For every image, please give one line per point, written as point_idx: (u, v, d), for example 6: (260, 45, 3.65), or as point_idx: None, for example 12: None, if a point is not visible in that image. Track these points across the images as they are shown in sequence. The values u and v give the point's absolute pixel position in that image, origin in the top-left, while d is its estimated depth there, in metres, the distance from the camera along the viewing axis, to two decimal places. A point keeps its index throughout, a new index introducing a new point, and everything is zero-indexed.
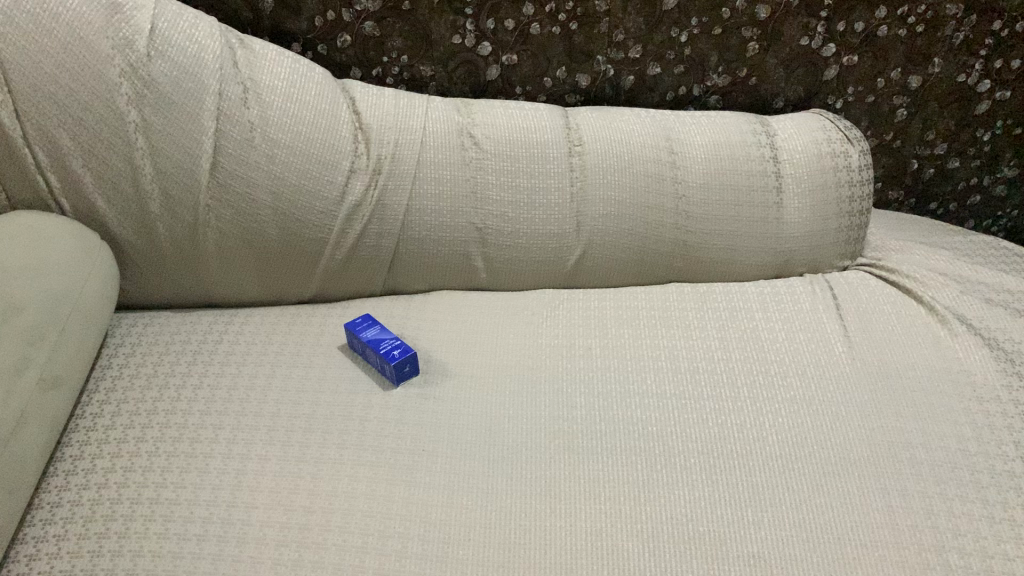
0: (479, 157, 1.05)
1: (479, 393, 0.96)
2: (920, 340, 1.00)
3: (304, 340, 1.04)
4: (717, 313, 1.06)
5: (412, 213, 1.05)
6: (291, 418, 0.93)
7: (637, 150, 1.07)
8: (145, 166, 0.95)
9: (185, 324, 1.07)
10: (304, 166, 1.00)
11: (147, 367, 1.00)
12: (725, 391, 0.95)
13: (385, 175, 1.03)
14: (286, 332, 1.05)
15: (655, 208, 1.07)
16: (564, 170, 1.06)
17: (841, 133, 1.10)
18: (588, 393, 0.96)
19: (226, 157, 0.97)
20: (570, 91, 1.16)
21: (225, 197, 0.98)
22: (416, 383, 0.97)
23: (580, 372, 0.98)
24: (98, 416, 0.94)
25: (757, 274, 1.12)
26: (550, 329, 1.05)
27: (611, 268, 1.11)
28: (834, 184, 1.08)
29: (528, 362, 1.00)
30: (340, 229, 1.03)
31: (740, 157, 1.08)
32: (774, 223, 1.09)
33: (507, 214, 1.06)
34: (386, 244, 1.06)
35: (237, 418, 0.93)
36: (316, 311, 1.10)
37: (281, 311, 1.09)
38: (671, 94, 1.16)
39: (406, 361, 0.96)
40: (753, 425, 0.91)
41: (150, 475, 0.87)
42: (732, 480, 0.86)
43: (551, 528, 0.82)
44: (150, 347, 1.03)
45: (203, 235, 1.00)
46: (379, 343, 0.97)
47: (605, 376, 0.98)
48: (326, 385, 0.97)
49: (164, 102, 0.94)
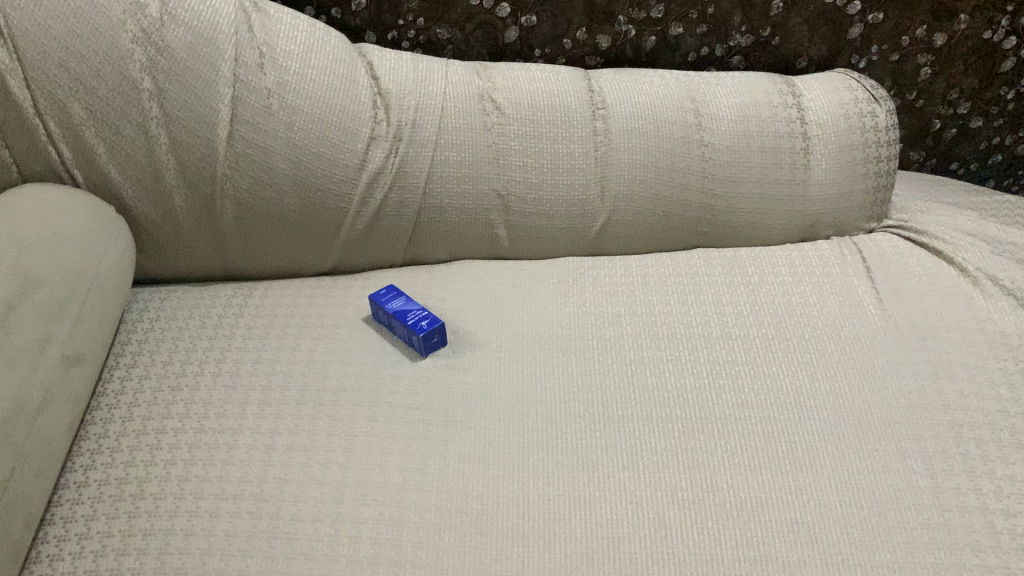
0: (501, 122, 1.03)
1: (509, 362, 0.94)
2: (953, 301, 0.98)
3: (325, 312, 1.02)
4: (746, 277, 1.04)
5: (434, 180, 1.02)
6: (320, 392, 0.91)
7: (662, 114, 1.05)
8: (161, 134, 0.94)
9: (204, 297, 1.04)
10: (323, 133, 0.97)
11: (167, 342, 0.97)
12: (760, 356, 0.93)
13: (406, 142, 1.00)
14: (308, 304, 1.03)
15: (682, 172, 1.05)
16: (588, 134, 1.04)
17: (868, 93, 1.08)
18: (620, 361, 0.94)
19: (243, 125, 0.95)
20: (590, 53, 1.13)
21: (244, 166, 0.96)
22: (445, 354, 0.95)
23: (611, 340, 0.96)
24: (120, 393, 0.91)
25: (784, 237, 1.10)
26: (577, 297, 1.02)
27: (635, 234, 1.08)
28: (861, 144, 1.07)
29: (557, 330, 0.98)
30: (361, 198, 1.01)
31: (766, 118, 1.06)
32: (800, 185, 1.07)
33: (531, 179, 1.04)
34: (407, 213, 1.03)
35: (263, 393, 0.91)
36: (336, 282, 1.07)
37: (301, 283, 1.07)
38: (693, 54, 1.14)
39: (435, 331, 0.94)
40: (790, 391, 0.90)
41: (177, 451, 0.85)
42: (772, 446, 0.85)
43: (590, 498, 0.80)
44: (170, 321, 1.00)
45: (221, 205, 0.98)
46: (405, 314, 0.95)
47: (636, 344, 0.96)
48: (352, 358, 0.95)
49: (178, 69, 0.91)
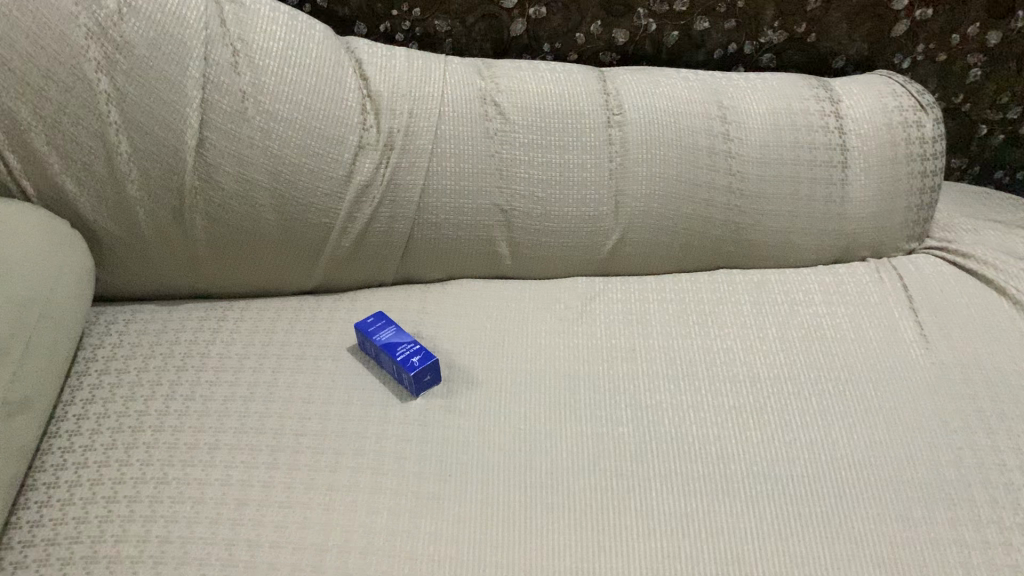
0: (505, 129, 0.92)
1: (510, 404, 0.84)
2: (1005, 339, 0.88)
3: (307, 339, 0.92)
4: (775, 306, 0.93)
5: (429, 193, 0.91)
6: (298, 436, 0.82)
7: (685, 121, 0.94)
8: (121, 142, 0.83)
9: (172, 319, 0.94)
10: (305, 142, 0.87)
11: (130, 373, 0.87)
12: (791, 402, 0.84)
13: (398, 152, 0.89)
14: (288, 329, 0.93)
15: (705, 186, 0.95)
16: (602, 143, 0.94)
17: (914, 100, 0.97)
18: (635, 405, 0.84)
19: (215, 132, 0.84)
20: (605, 49, 1.02)
21: (215, 178, 0.86)
22: (439, 393, 0.85)
23: (626, 379, 0.86)
24: (75, 435, 0.81)
25: (815, 259, 1.00)
26: (588, 326, 0.92)
27: (652, 254, 0.98)
28: (904, 158, 0.96)
29: (564, 366, 0.87)
30: (348, 213, 0.90)
31: (801, 127, 0.95)
32: (837, 203, 0.96)
33: (537, 193, 0.93)
34: (399, 229, 0.92)
35: (235, 436, 0.82)
36: (319, 303, 0.96)
37: (281, 303, 0.96)
38: (720, 52, 1.02)
39: (428, 369, 0.84)
40: (826, 444, 0.80)
41: (136, 506, 0.76)
42: (807, 510, 0.75)
43: (601, 569, 0.71)
44: (133, 347, 0.90)
45: (190, 219, 0.88)
46: (394, 348, 0.85)
47: (652, 384, 0.86)
48: (335, 396, 0.85)
49: (140, 68, 0.81)
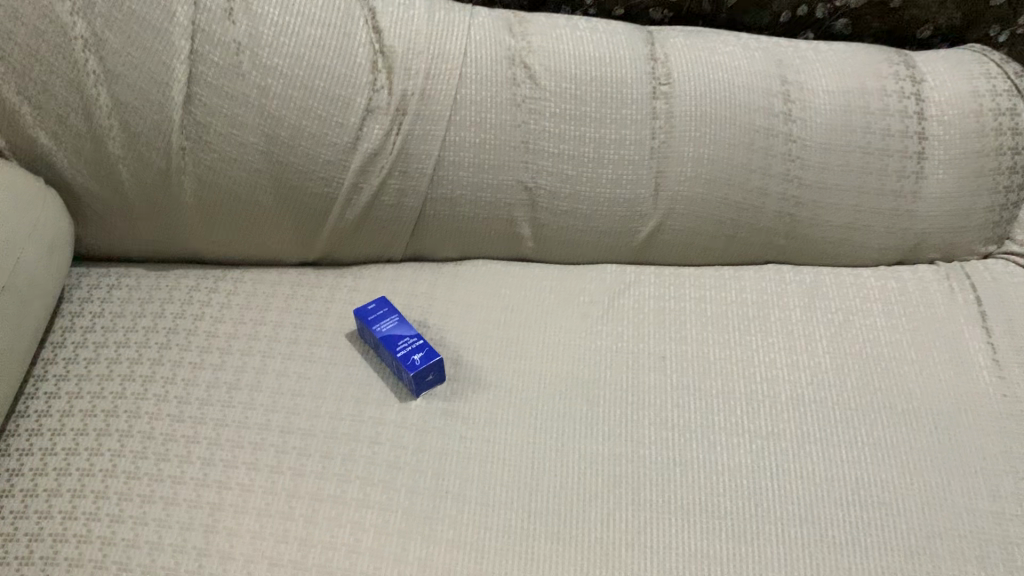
0: (534, 96, 0.81)
1: (521, 413, 0.75)
2: None
3: (303, 320, 0.83)
4: (828, 313, 0.83)
5: (444, 166, 0.82)
6: (284, 435, 0.74)
7: (741, 97, 0.82)
8: (100, 95, 0.74)
9: (160, 286, 0.86)
10: (306, 103, 0.77)
11: (109, 347, 0.80)
12: (838, 431, 0.74)
13: (412, 118, 0.79)
14: (283, 307, 0.84)
15: (758, 172, 0.83)
16: (645, 117, 0.82)
17: (1011, 83, 0.83)
18: (659, 423, 0.75)
19: (204, 88, 0.75)
20: (655, 6, 0.90)
21: (206, 139, 0.77)
22: (442, 394, 0.77)
23: (652, 390, 0.77)
24: (44, 415, 0.75)
25: (877, 259, 0.88)
26: (614, 324, 0.82)
27: (693, 244, 0.87)
28: (992, 150, 0.83)
29: (583, 372, 0.78)
30: (352, 184, 0.81)
31: (874, 109, 0.83)
32: (908, 198, 0.84)
33: (566, 171, 0.83)
34: (409, 203, 0.83)
35: (216, 429, 0.74)
36: (321, 277, 0.88)
37: (279, 276, 0.88)
38: (787, 14, 0.90)
39: (430, 368, 0.75)
40: (873, 484, 0.70)
41: (103, 503, 0.69)
42: (845, 563, 0.66)
43: None
44: (115, 317, 0.83)
45: (178, 182, 0.80)
46: (394, 341, 0.77)
47: (682, 399, 0.76)
48: (329, 389, 0.78)
49: (120, 13, 0.72)
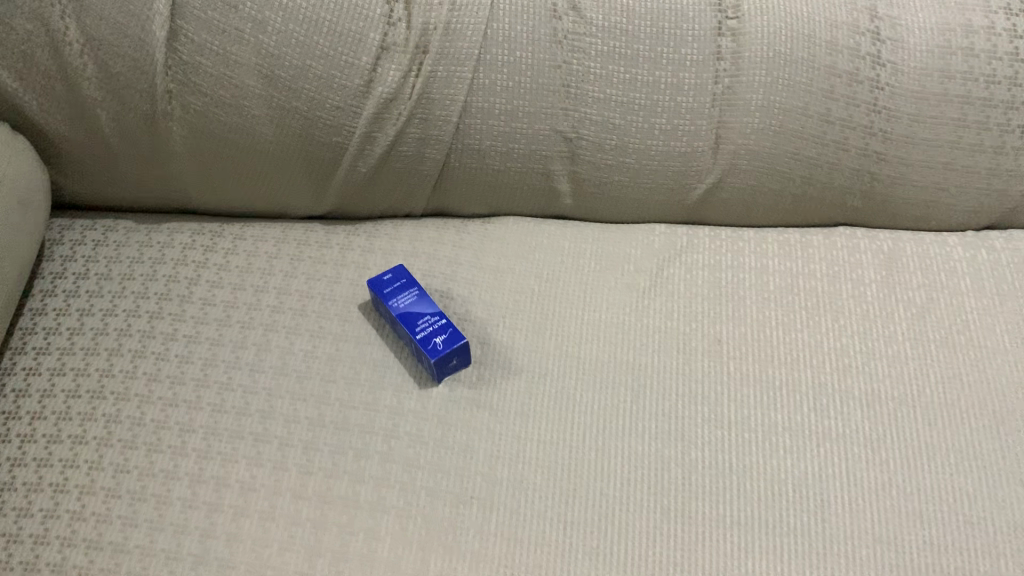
0: (579, 32, 0.69)
1: (556, 404, 0.66)
2: None
3: (311, 285, 0.74)
4: (908, 289, 0.73)
5: (471, 112, 0.70)
6: (289, 423, 0.66)
7: (822, 35, 0.70)
8: (70, 29, 0.64)
9: (151, 243, 0.77)
10: (310, 39, 0.65)
11: (94, 316, 0.71)
12: (917, 434, 0.65)
13: (434, 57, 0.68)
14: (289, 269, 0.75)
15: (837, 124, 0.72)
16: (708, 58, 0.70)
17: None
18: (713, 420, 0.66)
19: (191, 22, 0.64)
20: None
21: (194, 80, 0.66)
22: (468, 380, 0.68)
23: (706, 380, 0.68)
24: (23, 395, 0.67)
25: (965, 223, 0.77)
26: (662, 299, 0.72)
27: (756, 203, 0.76)
28: None
29: (627, 356, 0.69)
30: (366, 133, 0.70)
31: (979, 51, 0.70)
32: (1009, 157, 0.72)
33: (613, 119, 0.71)
34: (431, 154, 0.72)
35: (213, 416, 0.66)
36: (331, 234, 0.78)
37: (283, 232, 0.78)
38: None
39: (454, 352, 0.66)
40: (958, 499, 0.62)
41: (89, 501, 0.62)
42: None
43: None
44: (101, 280, 0.74)
45: (166, 129, 0.69)
46: (413, 319, 0.68)
47: (739, 391, 0.67)
48: (339, 370, 0.69)
49: None
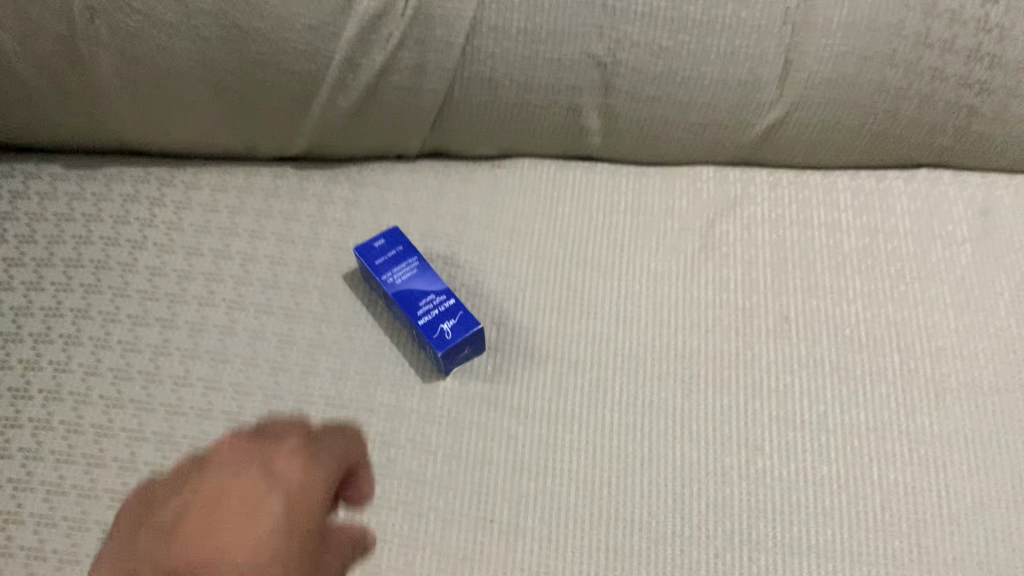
0: None
1: (592, 402, 0.54)
2: None
3: (284, 250, 0.60)
4: (1007, 252, 0.60)
5: (480, 32, 0.55)
6: (263, 429, 0.53)
7: None
8: None
9: (83, 195, 0.62)
10: None
11: (14, 290, 0.57)
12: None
13: None
14: (256, 229, 0.61)
15: (938, 48, 0.57)
16: None
17: None
18: (782, 421, 0.54)
19: None
20: None
21: None
22: (481, 371, 0.56)
23: (771, 370, 0.56)
24: None
25: None
26: (714, 267, 0.60)
27: (827, 143, 0.62)
28: None
29: (676, 340, 0.57)
30: (347, 59, 0.55)
31: None
32: None
33: (659, 41, 0.56)
34: (429, 86, 0.57)
35: (169, 420, 0.53)
36: (306, 183, 0.63)
37: (247, 179, 0.63)
38: None
39: (467, 342, 0.53)
40: None
41: (15, 533, 0.50)
42: None
43: None
44: (21, 244, 0.59)
45: (90, 55, 0.54)
46: (413, 300, 0.55)
47: (812, 385, 0.55)
48: (323, 360, 0.56)
49: None
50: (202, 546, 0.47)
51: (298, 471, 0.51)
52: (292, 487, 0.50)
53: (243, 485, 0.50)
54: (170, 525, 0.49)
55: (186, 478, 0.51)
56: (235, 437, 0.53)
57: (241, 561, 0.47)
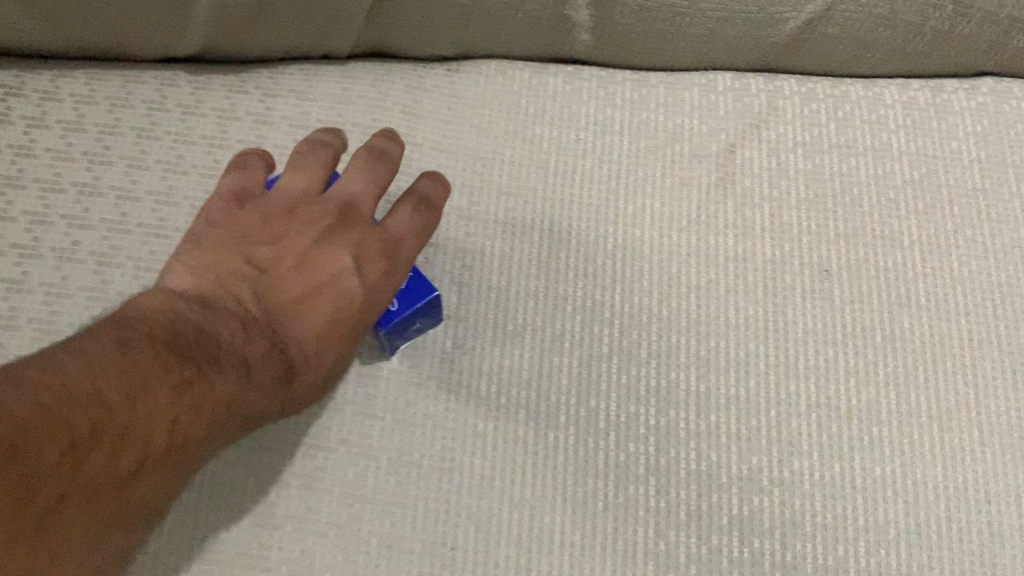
0: None
1: (581, 388, 0.43)
2: None
3: (174, 183, 0.45)
4: None
5: None
6: None
7: None
8: None
9: None
10: None
11: None
12: None
13: None
14: (134, 156, 0.46)
15: None
16: None
17: None
18: (823, 407, 0.43)
19: None
20: None
21: None
22: (437, 349, 0.43)
23: (810, 340, 0.44)
24: None
25: None
26: (734, 206, 0.47)
27: (878, 45, 0.49)
28: None
29: (687, 304, 0.45)
30: None
31: None
32: None
33: None
34: None
35: None
36: (201, 92, 0.47)
37: (120, 87, 0.47)
38: None
39: (419, 313, 0.42)
40: None
41: None
42: None
43: None
44: None
45: None
46: None
47: (860, 359, 0.44)
48: None
49: None
50: (269, 311, 0.38)
51: (382, 277, 0.40)
52: (370, 287, 0.40)
53: (325, 255, 0.40)
54: (245, 265, 0.40)
55: (270, 206, 0.41)
56: (320, 184, 0.42)
57: (308, 351, 0.38)
